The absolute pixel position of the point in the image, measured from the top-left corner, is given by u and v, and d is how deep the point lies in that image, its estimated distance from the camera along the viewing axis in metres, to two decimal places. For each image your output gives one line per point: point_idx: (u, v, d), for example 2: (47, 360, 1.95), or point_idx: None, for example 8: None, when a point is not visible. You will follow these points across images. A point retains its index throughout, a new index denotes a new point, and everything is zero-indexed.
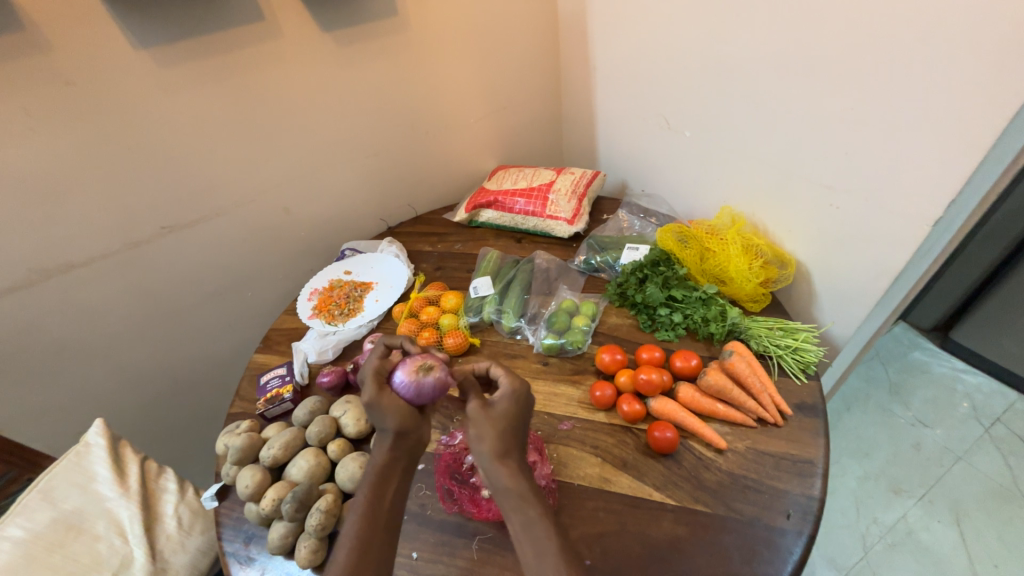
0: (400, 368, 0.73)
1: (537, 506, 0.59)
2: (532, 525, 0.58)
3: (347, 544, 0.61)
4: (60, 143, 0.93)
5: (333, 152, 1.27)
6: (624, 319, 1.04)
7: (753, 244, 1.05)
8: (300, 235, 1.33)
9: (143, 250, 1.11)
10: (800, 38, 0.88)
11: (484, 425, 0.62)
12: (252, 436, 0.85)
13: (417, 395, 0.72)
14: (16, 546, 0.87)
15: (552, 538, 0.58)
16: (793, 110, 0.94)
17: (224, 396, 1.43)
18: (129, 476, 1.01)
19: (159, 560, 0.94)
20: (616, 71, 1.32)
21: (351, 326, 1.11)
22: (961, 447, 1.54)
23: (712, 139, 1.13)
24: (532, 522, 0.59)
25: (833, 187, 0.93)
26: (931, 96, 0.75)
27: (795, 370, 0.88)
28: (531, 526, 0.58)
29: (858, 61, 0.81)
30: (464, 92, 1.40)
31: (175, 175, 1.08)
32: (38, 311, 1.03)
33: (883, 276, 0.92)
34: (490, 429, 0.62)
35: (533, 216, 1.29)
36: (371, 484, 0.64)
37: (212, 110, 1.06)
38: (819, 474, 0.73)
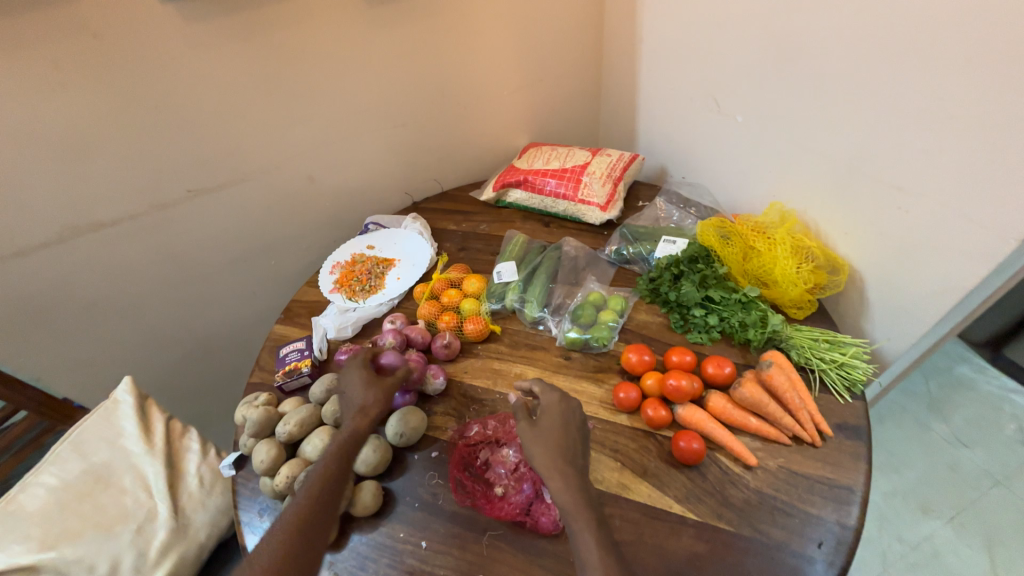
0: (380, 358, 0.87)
1: (583, 518, 0.61)
2: (579, 535, 0.60)
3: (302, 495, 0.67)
4: (90, 99, 0.92)
5: (360, 121, 1.22)
6: (653, 318, 0.98)
7: (804, 245, 0.97)
8: (325, 205, 1.30)
9: (170, 212, 1.11)
10: (882, 17, 0.78)
11: (533, 443, 0.68)
12: (269, 410, 0.85)
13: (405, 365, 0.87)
14: (49, 493, 0.91)
15: (597, 550, 0.58)
16: (865, 99, 0.85)
17: (246, 361, 1.45)
18: (155, 433, 1.05)
19: (181, 516, 0.97)
20: (665, 45, 1.22)
21: (371, 303, 1.09)
22: (1002, 472, 1.45)
23: (768, 126, 1.03)
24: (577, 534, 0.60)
25: (904, 188, 0.84)
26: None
27: (838, 387, 0.81)
28: (577, 536, 0.60)
29: (953, 46, 0.71)
30: (499, 59, 1.31)
31: (202, 138, 1.06)
32: (70, 266, 1.04)
33: (950, 292, 0.83)
34: (538, 446, 0.67)
35: (564, 200, 1.23)
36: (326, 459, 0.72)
37: (239, 70, 1.03)
38: (856, 502, 0.68)
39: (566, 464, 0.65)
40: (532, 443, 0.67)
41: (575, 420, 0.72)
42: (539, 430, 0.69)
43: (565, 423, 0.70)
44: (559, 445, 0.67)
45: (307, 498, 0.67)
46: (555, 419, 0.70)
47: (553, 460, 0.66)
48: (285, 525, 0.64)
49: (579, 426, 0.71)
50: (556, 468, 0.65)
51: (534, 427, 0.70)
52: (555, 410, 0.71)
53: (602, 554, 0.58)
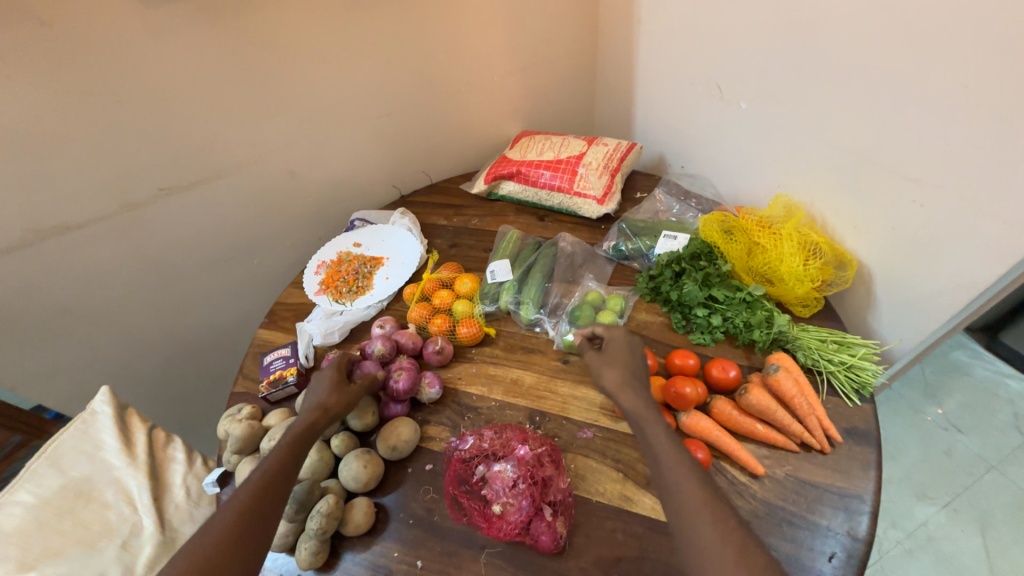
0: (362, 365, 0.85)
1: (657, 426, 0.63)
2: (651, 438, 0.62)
3: (233, 505, 0.61)
4: (44, 91, 0.84)
5: (342, 111, 1.15)
6: (654, 317, 0.94)
7: (811, 239, 0.93)
8: (308, 200, 1.24)
9: (143, 212, 1.04)
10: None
11: (602, 367, 0.70)
12: (252, 424, 0.80)
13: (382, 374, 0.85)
14: (26, 511, 0.87)
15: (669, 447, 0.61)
16: (877, 85, 0.80)
17: (232, 363, 1.40)
18: (136, 445, 1.01)
19: (168, 530, 0.93)
20: (663, 27, 1.15)
21: (359, 306, 1.04)
22: (996, 457, 1.45)
23: (774, 113, 0.98)
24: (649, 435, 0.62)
25: (920, 180, 0.79)
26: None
27: (846, 390, 0.78)
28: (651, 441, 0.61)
29: (974, 29, 0.66)
30: (488, 42, 1.24)
31: (172, 132, 0.99)
32: (36, 273, 0.98)
33: (962, 289, 0.80)
34: (607, 370, 0.70)
35: (559, 192, 1.17)
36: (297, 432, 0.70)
37: (207, 57, 0.95)
38: (867, 512, 0.66)
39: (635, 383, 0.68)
40: (602, 367, 0.70)
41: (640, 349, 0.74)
42: (609, 355, 0.72)
43: (630, 350, 0.72)
44: (627, 364, 0.70)
45: (275, 464, 0.66)
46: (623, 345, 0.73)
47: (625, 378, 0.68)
48: (249, 487, 0.63)
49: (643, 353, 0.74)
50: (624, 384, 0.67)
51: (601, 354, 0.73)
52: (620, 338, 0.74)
53: (674, 448, 0.61)
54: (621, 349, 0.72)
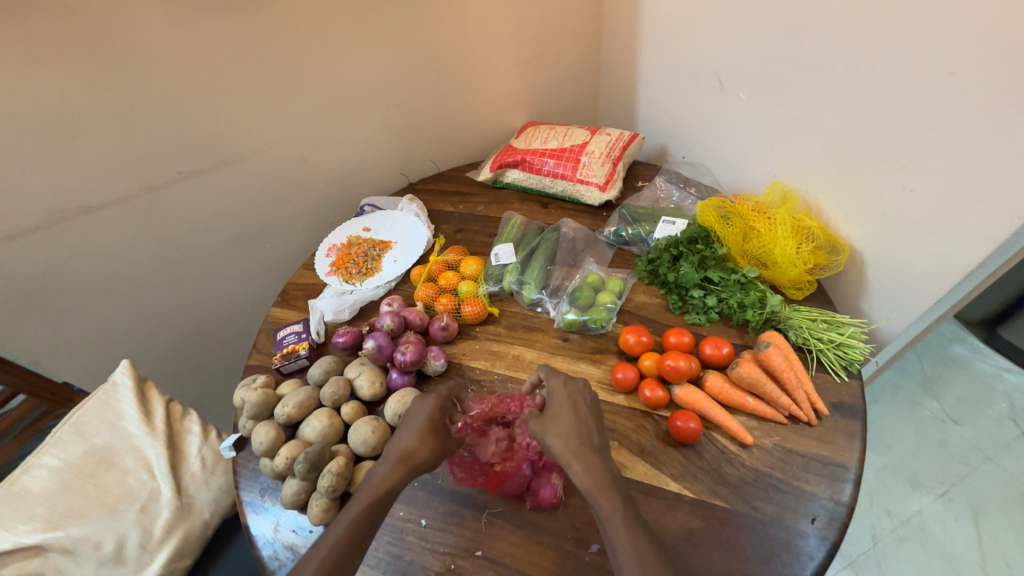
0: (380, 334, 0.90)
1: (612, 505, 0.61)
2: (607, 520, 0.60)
3: None
4: (74, 76, 0.89)
5: (353, 100, 1.19)
6: (652, 299, 0.98)
7: (805, 225, 0.96)
8: (319, 186, 1.28)
9: (162, 194, 1.08)
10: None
11: (553, 431, 0.68)
12: (267, 392, 0.85)
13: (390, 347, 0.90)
14: (52, 474, 0.91)
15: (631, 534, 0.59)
16: (871, 73, 0.82)
17: (244, 344, 1.45)
18: (155, 416, 1.04)
19: (185, 496, 0.98)
20: (666, 20, 1.18)
21: (368, 286, 1.08)
22: (991, 448, 1.47)
23: (772, 101, 1.01)
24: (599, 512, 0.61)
25: (911, 166, 0.82)
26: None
27: (835, 366, 0.82)
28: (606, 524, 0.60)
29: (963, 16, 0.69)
30: (496, 34, 1.27)
31: (192, 117, 1.03)
32: (61, 250, 1.03)
33: (951, 273, 0.83)
34: (558, 439, 0.67)
35: (562, 180, 1.21)
36: (400, 458, 0.69)
37: (226, 45, 1.00)
38: (850, 480, 0.69)
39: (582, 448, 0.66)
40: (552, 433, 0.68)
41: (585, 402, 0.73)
42: (556, 414, 0.70)
43: (574, 404, 0.71)
44: (573, 426, 0.68)
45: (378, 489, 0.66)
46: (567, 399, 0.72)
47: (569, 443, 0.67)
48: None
49: (588, 406, 0.72)
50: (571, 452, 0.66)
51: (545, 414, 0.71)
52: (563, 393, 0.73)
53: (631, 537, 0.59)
54: (564, 405, 0.71)
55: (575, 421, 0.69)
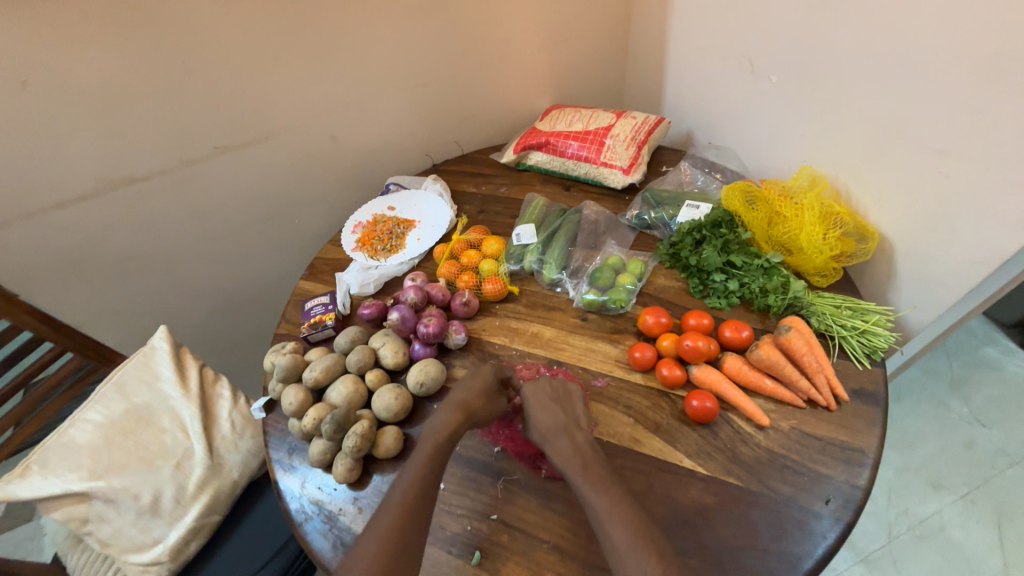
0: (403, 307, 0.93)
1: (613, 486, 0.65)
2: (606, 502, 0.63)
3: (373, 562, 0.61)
4: (120, 50, 0.93)
5: (381, 79, 1.21)
6: (672, 282, 0.98)
7: (834, 211, 0.94)
8: (346, 164, 1.31)
9: (198, 168, 1.13)
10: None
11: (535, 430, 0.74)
12: (296, 357, 0.89)
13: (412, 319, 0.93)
14: (96, 429, 0.94)
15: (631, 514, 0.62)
16: (914, 52, 0.79)
17: (271, 317, 1.50)
18: (189, 379, 1.05)
19: (216, 456, 1.00)
20: (698, 0, 1.16)
21: (393, 262, 1.11)
22: (1020, 452, 1.42)
23: (806, 84, 0.98)
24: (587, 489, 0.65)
25: (948, 152, 0.79)
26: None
27: (858, 353, 0.81)
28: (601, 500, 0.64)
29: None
30: (524, 14, 1.27)
31: (229, 93, 1.07)
32: (106, 219, 1.08)
33: (988, 262, 0.81)
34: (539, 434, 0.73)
35: (586, 163, 1.21)
36: (432, 449, 0.71)
37: (262, 22, 1.02)
38: (867, 464, 0.69)
39: (555, 438, 0.72)
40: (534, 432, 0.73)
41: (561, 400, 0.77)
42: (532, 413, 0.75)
43: (549, 403, 0.76)
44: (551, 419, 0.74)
45: (417, 478, 0.68)
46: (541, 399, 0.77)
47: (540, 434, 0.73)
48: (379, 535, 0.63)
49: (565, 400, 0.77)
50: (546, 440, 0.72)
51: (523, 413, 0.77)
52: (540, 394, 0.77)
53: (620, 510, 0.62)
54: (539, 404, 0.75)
55: (544, 414, 0.74)
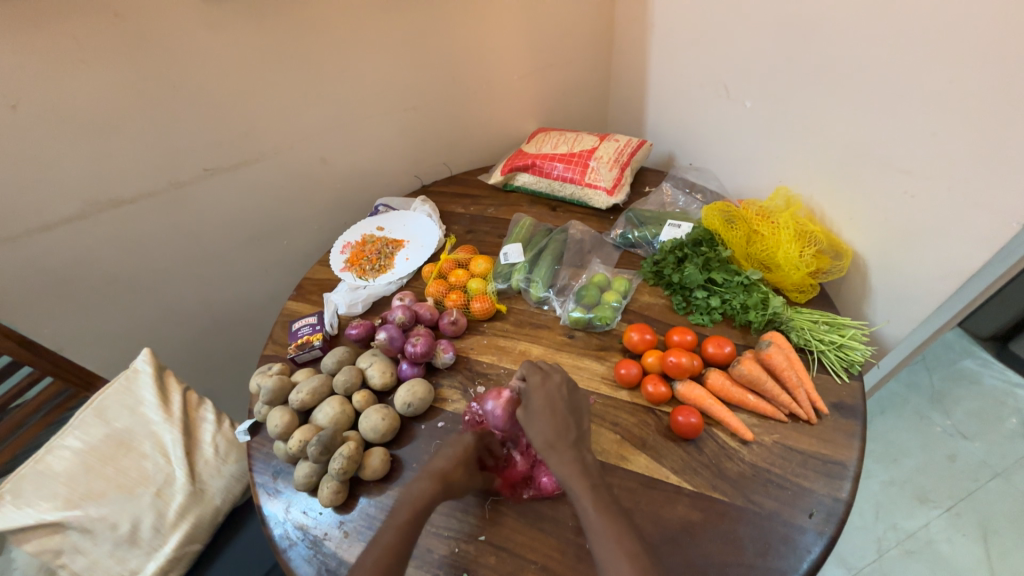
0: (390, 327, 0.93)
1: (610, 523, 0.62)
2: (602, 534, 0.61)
3: None
4: (111, 76, 0.94)
5: (371, 103, 1.24)
6: (656, 299, 1.00)
7: (808, 230, 0.98)
8: (336, 186, 1.33)
9: (186, 190, 1.13)
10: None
11: (533, 429, 0.70)
12: (282, 379, 0.88)
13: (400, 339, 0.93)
14: (74, 455, 0.91)
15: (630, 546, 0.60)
16: (879, 78, 0.84)
17: (257, 338, 1.49)
18: (172, 403, 1.03)
19: (198, 482, 0.98)
20: (675, 30, 1.22)
21: (381, 282, 1.12)
22: (1001, 464, 1.44)
23: (777, 110, 1.03)
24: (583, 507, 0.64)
25: (912, 172, 0.84)
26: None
27: (836, 367, 0.83)
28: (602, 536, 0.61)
29: (972, 22, 0.70)
30: (510, 42, 1.32)
31: (219, 118, 1.09)
32: (91, 241, 1.08)
33: (954, 276, 0.84)
34: (538, 434, 0.70)
35: (571, 184, 1.24)
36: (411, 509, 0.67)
37: (254, 49, 1.05)
38: (848, 477, 0.70)
39: (562, 444, 0.68)
40: (533, 430, 0.70)
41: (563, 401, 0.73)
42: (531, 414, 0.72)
43: (552, 404, 0.72)
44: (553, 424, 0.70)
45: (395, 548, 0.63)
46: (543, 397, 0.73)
47: (544, 442, 0.69)
48: None
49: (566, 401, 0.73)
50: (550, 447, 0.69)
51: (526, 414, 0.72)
52: (542, 394, 0.73)
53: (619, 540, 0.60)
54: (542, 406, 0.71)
55: (555, 420, 0.70)
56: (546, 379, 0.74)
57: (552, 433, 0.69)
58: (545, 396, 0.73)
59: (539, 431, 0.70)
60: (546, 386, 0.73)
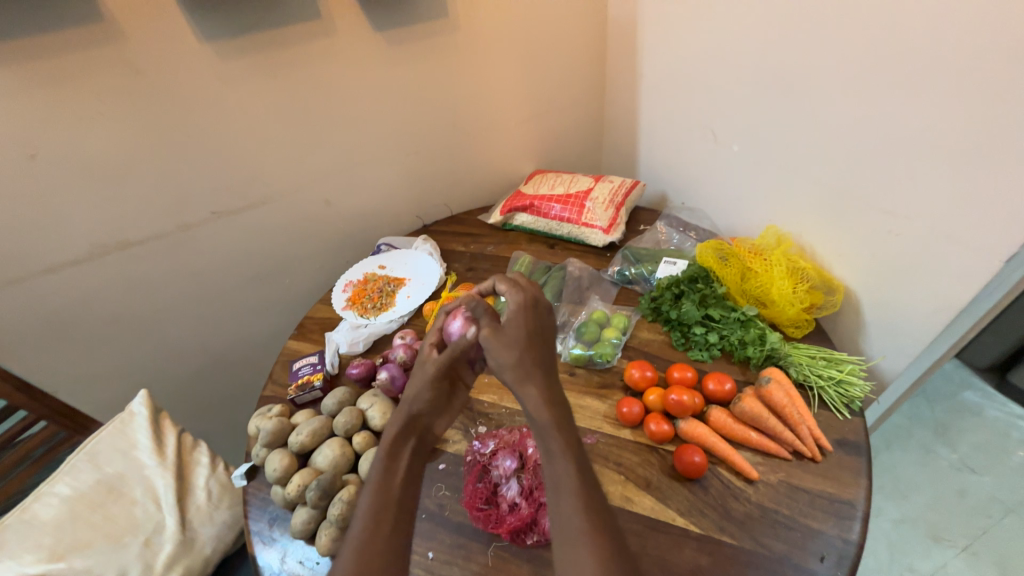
0: (391, 367, 0.93)
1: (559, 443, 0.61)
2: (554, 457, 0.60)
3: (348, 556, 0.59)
4: (129, 127, 0.99)
5: (375, 148, 1.29)
6: (655, 335, 1.01)
7: (799, 266, 1.01)
8: (339, 226, 1.36)
9: (193, 233, 1.16)
10: (871, 45, 0.82)
11: (502, 353, 0.67)
12: (282, 420, 0.87)
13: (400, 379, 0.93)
14: (62, 503, 0.89)
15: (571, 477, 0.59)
16: (858, 126, 0.89)
17: (255, 377, 1.48)
18: (166, 446, 1.01)
19: (188, 530, 0.94)
20: (664, 81, 1.29)
21: (382, 320, 1.13)
22: (1013, 500, 1.41)
23: (763, 153, 1.09)
24: (554, 457, 0.60)
25: (894, 213, 0.88)
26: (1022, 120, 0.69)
27: (837, 404, 0.84)
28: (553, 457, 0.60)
29: (941, 74, 0.75)
30: (508, 92, 1.40)
31: (229, 164, 1.13)
32: (96, 283, 1.09)
33: (945, 311, 0.86)
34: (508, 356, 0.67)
35: (568, 223, 1.28)
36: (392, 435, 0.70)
37: (266, 102, 1.10)
38: (857, 517, 0.69)
39: (536, 370, 0.66)
40: (502, 353, 0.67)
41: (538, 323, 0.71)
42: (507, 337, 0.68)
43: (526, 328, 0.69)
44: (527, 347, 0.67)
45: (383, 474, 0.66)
46: (518, 319, 0.69)
47: (523, 364, 0.66)
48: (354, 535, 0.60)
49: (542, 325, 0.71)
50: (524, 377, 0.65)
51: (502, 335, 0.68)
52: (518, 316, 0.70)
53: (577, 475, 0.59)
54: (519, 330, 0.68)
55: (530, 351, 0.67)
56: (528, 302, 0.71)
57: (530, 356, 0.67)
58: (525, 320, 0.70)
59: (517, 352, 0.67)
60: (530, 309, 0.70)
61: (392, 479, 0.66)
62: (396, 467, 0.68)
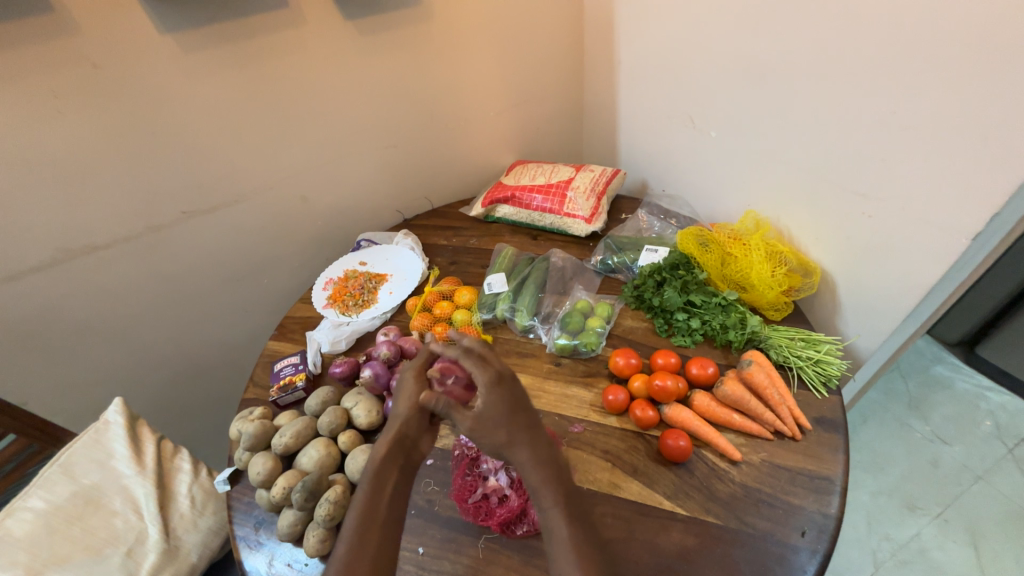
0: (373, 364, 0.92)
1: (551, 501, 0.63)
2: (547, 514, 0.62)
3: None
4: (87, 124, 0.94)
5: (351, 142, 1.26)
6: (639, 323, 1.02)
7: (778, 250, 1.03)
8: (317, 222, 1.33)
9: (164, 233, 1.12)
10: (842, 26, 0.83)
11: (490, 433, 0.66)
12: (264, 423, 0.86)
13: (383, 376, 0.91)
14: (37, 517, 0.85)
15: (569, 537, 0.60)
16: (830, 111, 0.90)
17: (237, 378, 1.45)
18: (145, 453, 0.98)
19: (171, 538, 0.92)
20: (642, 68, 1.29)
21: (364, 317, 1.11)
22: (981, 467, 1.48)
23: (739, 140, 1.10)
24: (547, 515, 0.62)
25: (866, 195, 0.90)
26: (989, 97, 0.70)
27: (815, 383, 0.86)
28: (547, 517, 0.62)
29: (908, 54, 0.76)
30: (485, 81, 1.38)
31: (198, 161, 1.09)
32: (61, 289, 1.05)
33: (917, 290, 0.89)
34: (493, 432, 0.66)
35: (550, 214, 1.28)
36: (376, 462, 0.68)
37: (234, 95, 1.06)
38: (836, 492, 0.71)
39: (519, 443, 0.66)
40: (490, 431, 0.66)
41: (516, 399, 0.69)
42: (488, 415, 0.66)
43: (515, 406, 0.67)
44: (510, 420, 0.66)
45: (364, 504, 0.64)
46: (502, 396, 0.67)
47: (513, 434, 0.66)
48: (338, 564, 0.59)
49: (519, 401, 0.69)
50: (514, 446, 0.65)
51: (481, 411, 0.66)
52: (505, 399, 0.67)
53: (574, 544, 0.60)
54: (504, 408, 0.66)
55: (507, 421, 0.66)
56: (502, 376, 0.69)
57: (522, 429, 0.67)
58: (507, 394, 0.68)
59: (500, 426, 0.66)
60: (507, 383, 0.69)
61: (381, 497, 0.65)
62: (382, 493, 0.66)
